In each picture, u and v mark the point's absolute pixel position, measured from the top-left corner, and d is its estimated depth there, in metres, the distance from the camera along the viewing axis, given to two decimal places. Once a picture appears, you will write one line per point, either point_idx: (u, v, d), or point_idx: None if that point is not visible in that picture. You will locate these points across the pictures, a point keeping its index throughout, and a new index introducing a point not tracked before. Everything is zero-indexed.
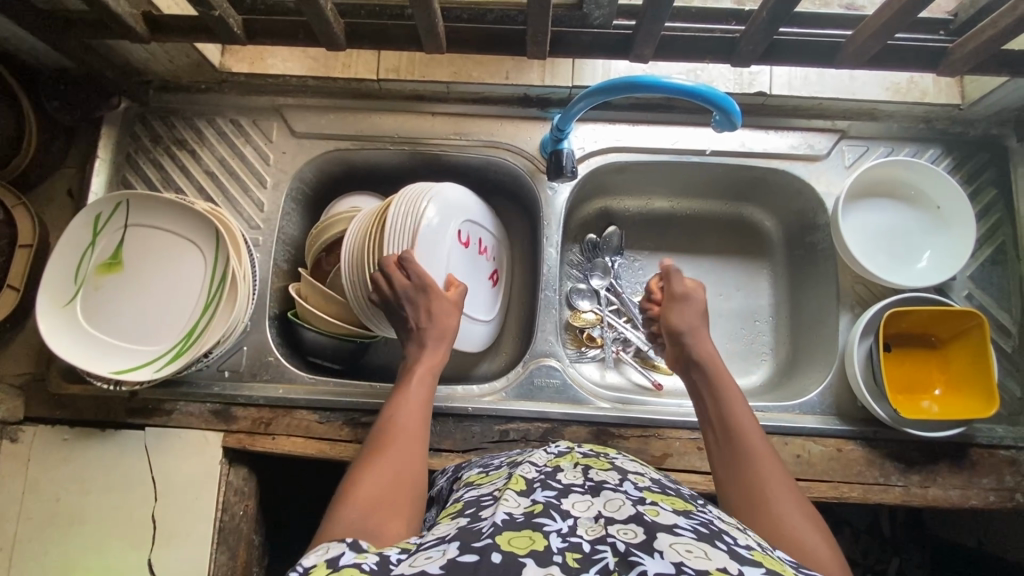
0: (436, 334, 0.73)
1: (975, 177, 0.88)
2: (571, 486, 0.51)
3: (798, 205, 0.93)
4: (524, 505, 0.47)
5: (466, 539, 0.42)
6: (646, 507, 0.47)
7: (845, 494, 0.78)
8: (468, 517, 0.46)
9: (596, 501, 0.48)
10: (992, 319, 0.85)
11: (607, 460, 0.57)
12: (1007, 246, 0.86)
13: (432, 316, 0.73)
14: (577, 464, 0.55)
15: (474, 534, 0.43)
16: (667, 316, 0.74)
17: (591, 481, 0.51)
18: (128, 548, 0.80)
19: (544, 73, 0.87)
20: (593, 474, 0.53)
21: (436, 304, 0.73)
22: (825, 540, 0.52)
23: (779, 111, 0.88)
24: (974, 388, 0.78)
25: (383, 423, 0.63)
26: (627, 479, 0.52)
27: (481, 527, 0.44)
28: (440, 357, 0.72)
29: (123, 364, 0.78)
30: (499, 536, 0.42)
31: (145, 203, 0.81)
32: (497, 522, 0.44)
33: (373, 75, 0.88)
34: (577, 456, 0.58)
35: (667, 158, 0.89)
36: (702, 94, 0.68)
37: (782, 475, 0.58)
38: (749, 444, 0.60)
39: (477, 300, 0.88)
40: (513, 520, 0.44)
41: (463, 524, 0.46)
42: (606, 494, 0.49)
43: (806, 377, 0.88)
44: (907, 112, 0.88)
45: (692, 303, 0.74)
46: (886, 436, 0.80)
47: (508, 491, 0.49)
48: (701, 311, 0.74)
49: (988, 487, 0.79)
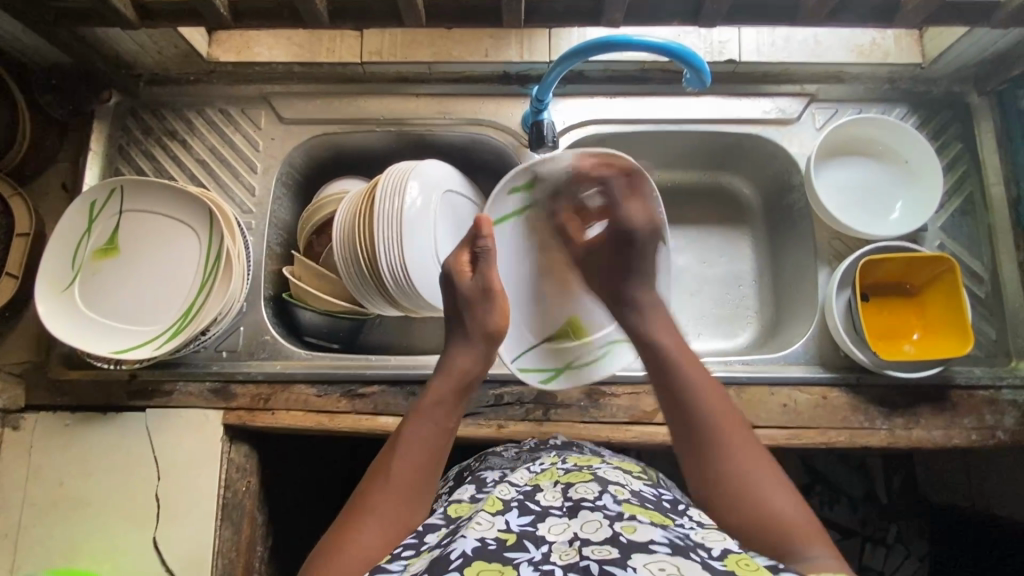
0: (481, 336, 0.69)
1: (942, 133, 0.91)
2: (550, 508, 0.56)
3: (773, 169, 0.96)
4: (498, 531, 0.52)
5: (437, 569, 0.48)
6: (623, 525, 0.51)
7: (832, 439, 0.81)
8: (443, 546, 0.52)
9: (573, 523, 0.53)
10: (965, 267, 0.88)
11: (590, 472, 0.62)
12: (975, 196, 0.89)
13: (489, 322, 0.69)
14: (558, 483, 0.61)
15: (443, 566, 0.48)
16: (607, 279, 0.77)
17: (569, 500, 0.56)
18: (132, 529, 0.81)
19: (522, 50, 0.90)
20: (573, 491, 0.58)
21: (500, 309, 0.69)
22: (794, 502, 0.56)
23: (750, 78, 0.92)
24: (950, 331, 0.81)
25: (405, 435, 0.62)
26: (606, 493, 0.57)
27: (452, 557, 0.49)
28: (463, 374, 0.67)
29: (123, 345, 0.80)
30: (469, 568, 0.48)
31: (136, 187, 0.83)
32: (468, 551, 0.49)
33: (357, 59, 0.90)
34: (558, 473, 0.63)
35: (646, 128, 0.92)
36: (670, 51, 0.71)
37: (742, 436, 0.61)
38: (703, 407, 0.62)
39: (528, 314, 0.87)
40: (487, 550, 0.50)
41: (437, 555, 0.50)
42: (583, 514, 0.53)
43: (791, 331, 0.91)
44: (871, 74, 0.91)
45: (627, 272, 0.75)
46: (869, 381, 0.83)
47: (482, 514, 0.55)
48: (634, 273, 0.75)
49: (969, 426, 0.82)
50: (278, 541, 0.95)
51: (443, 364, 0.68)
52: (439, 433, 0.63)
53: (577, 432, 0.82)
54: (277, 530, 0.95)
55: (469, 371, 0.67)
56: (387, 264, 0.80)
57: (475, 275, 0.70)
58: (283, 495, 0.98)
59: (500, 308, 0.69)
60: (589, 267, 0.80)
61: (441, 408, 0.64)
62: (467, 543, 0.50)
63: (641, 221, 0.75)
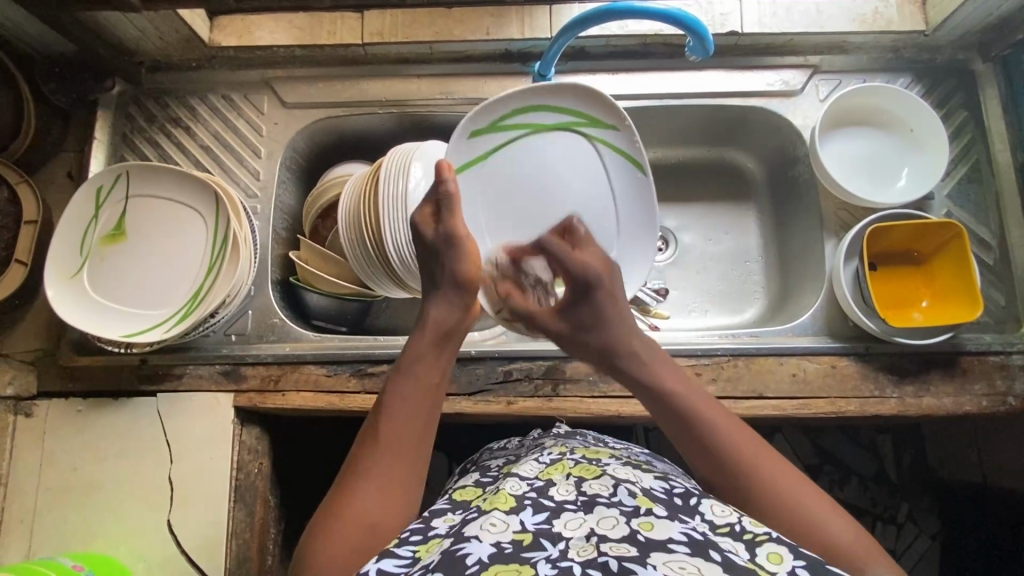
0: (451, 284, 0.67)
1: (947, 101, 0.91)
2: (564, 504, 0.56)
3: (777, 143, 0.96)
4: (514, 532, 0.52)
5: (452, 569, 0.47)
6: (640, 522, 0.51)
7: (842, 409, 0.81)
8: (452, 542, 0.51)
9: (589, 519, 0.53)
10: (972, 234, 0.87)
11: (599, 467, 0.62)
12: (981, 163, 0.89)
13: (460, 268, 0.67)
14: (570, 476, 0.61)
15: (459, 568, 0.47)
16: (588, 343, 0.69)
17: (584, 496, 0.56)
18: (146, 513, 0.81)
19: (523, 27, 0.90)
20: (587, 486, 0.58)
21: (467, 254, 0.67)
22: (839, 519, 0.54)
23: (752, 50, 0.91)
24: (959, 298, 0.81)
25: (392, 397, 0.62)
26: (619, 487, 0.57)
27: (467, 561, 0.48)
28: (445, 332, 0.66)
29: (132, 329, 0.80)
30: (485, 570, 0.47)
31: (143, 173, 0.83)
32: (482, 555, 0.49)
33: (358, 40, 0.90)
34: (569, 465, 0.63)
35: (649, 104, 0.92)
36: (673, 18, 0.71)
37: (748, 431, 0.60)
38: (716, 428, 0.60)
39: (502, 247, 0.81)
40: (503, 554, 0.49)
41: (447, 550, 0.50)
42: (599, 510, 0.53)
43: (798, 303, 0.91)
44: (875, 43, 0.91)
45: (597, 324, 0.68)
46: (878, 350, 0.83)
47: (495, 512, 0.54)
48: (610, 318, 0.67)
49: (980, 392, 0.81)
50: (290, 525, 0.95)
51: (420, 320, 0.67)
52: (424, 392, 0.63)
53: (586, 406, 0.82)
54: (290, 514, 0.95)
55: (447, 321, 0.66)
56: (392, 244, 0.79)
57: (437, 224, 0.67)
58: (294, 480, 0.98)
59: (468, 253, 0.67)
60: (568, 334, 0.70)
61: (423, 364, 0.64)
62: (481, 547, 0.49)
63: (596, 267, 0.68)
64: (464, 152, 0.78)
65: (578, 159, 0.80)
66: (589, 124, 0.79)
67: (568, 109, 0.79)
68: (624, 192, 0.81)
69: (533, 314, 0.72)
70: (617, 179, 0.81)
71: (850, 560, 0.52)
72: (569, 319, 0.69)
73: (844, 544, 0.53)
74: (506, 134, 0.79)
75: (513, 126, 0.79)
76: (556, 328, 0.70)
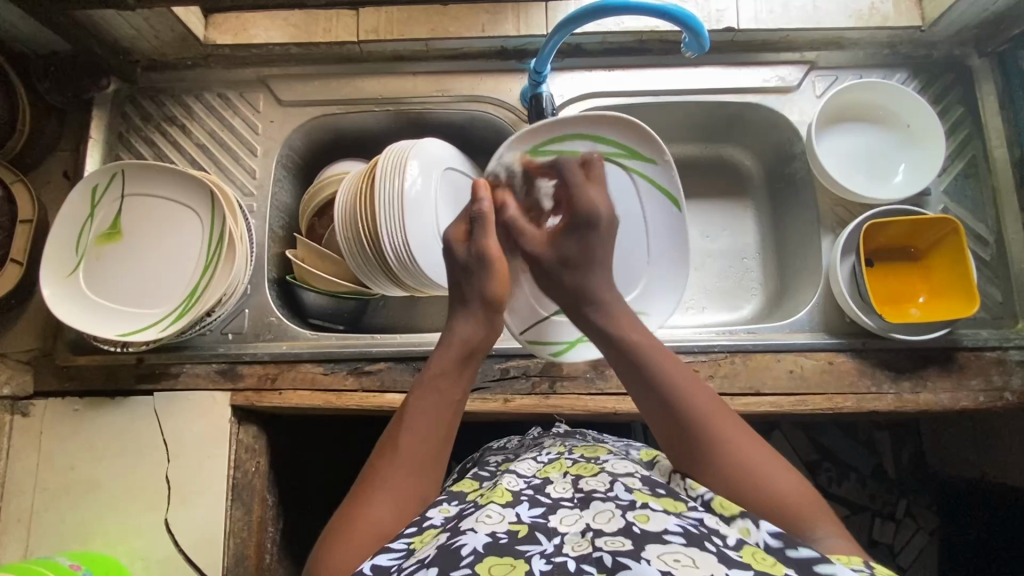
0: (480, 302, 0.68)
1: (944, 96, 0.90)
2: (561, 500, 0.56)
3: (773, 140, 0.96)
4: (509, 523, 0.52)
5: (447, 565, 0.46)
6: (636, 514, 0.50)
7: (839, 405, 0.81)
8: (450, 534, 0.51)
9: (585, 514, 0.53)
10: (969, 230, 0.87)
11: (597, 465, 0.62)
12: (978, 159, 0.89)
13: (488, 288, 0.67)
14: (567, 475, 0.61)
15: (453, 561, 0.47)
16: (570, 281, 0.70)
17: (580, 493, 0.57)
18: (143, 512, 0.81)
19: (519, 24, 0.90)
20: (584, 483, 0.58)
21: (497, 274, 0.68)
22: (791, 478, 0.56)
23: (748, 46, 0.91)
24: (955, 293, 0.82)
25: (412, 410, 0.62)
26: (616, 482, 0.57)
27: (461, 552, 0.48)
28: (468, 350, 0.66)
29: (128, 328, 0.80)
30: (479, 562, 0.47)
31: (139, 172, 0.83)
32: (477, 546, 0.49)
33: (354, 38, 0.90)
34: (566, 464, 0.64)
35: (645, 101, 0.92)
36: (669, 14, 0.71)
37: (710, 395, 0.61)
38: (678, 390, 0.61)
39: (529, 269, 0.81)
40: (498, 545, 0.49)
41: (442, 543, 0.50)
42: (596, 505, 0.54)
43: (796, 299, 0.91)
44: (871, 39, 0.91)
45: (584, 262, 0.70)
46: (874, 346, 0.83)
47: (491, 505, 0.55)
48: (597, 261, 0.70)
49: (977, 388, 0.81)
50: (287, 524, 0.95)
51: (444, 336, 0.68)
52: (445, 407, 0.63)
53: (583, 403, 0.82)
54: (287, 513, 0.95)
55: (472, 340, 0.66)
56: (389, 242, 0.79)
57: (469, 242, 0.68)
58: (292, 478, 0.98)
59: (497, 274, 0.68)
60: (548, 270, 0.71)
61: (445, 379, 0.64)
62: (476, 538, 0.50)
63: (602, 210, 0.70)
64: (501, 175, 0.78)
65: (615, 192, 0.80)
66: (626, 155, 0.79)
67: (606, 139, 0.78)
68: (659, 223, 0.82)
69: (520, 235, 0.72)
70: (654, 211, 0.81)
71: (798, 519, 0.54)
72: (558, 252, 0.70)
73: (794, 503, 0.55)
74: (544, 161, 0.78)
75: (553, 153, 0.78)
76: (542, 257, 0.71)
